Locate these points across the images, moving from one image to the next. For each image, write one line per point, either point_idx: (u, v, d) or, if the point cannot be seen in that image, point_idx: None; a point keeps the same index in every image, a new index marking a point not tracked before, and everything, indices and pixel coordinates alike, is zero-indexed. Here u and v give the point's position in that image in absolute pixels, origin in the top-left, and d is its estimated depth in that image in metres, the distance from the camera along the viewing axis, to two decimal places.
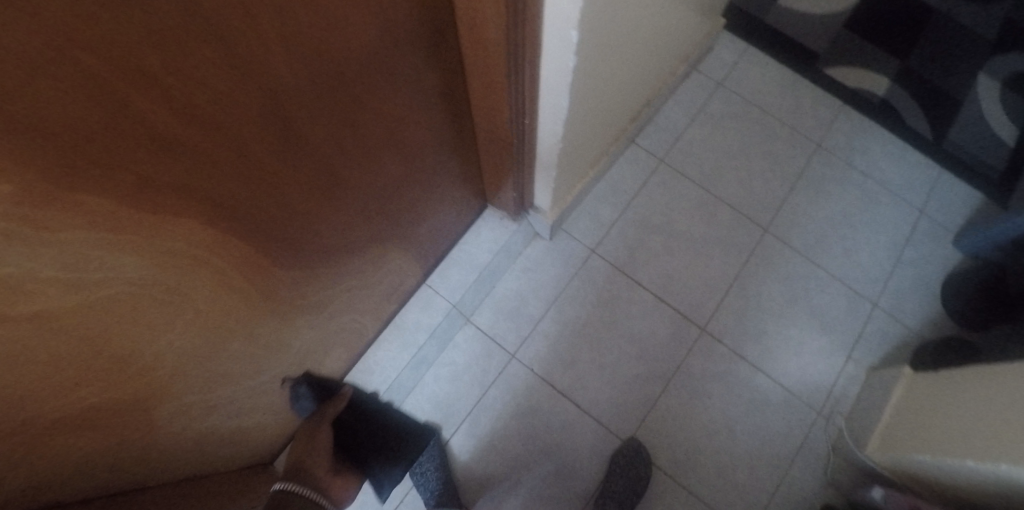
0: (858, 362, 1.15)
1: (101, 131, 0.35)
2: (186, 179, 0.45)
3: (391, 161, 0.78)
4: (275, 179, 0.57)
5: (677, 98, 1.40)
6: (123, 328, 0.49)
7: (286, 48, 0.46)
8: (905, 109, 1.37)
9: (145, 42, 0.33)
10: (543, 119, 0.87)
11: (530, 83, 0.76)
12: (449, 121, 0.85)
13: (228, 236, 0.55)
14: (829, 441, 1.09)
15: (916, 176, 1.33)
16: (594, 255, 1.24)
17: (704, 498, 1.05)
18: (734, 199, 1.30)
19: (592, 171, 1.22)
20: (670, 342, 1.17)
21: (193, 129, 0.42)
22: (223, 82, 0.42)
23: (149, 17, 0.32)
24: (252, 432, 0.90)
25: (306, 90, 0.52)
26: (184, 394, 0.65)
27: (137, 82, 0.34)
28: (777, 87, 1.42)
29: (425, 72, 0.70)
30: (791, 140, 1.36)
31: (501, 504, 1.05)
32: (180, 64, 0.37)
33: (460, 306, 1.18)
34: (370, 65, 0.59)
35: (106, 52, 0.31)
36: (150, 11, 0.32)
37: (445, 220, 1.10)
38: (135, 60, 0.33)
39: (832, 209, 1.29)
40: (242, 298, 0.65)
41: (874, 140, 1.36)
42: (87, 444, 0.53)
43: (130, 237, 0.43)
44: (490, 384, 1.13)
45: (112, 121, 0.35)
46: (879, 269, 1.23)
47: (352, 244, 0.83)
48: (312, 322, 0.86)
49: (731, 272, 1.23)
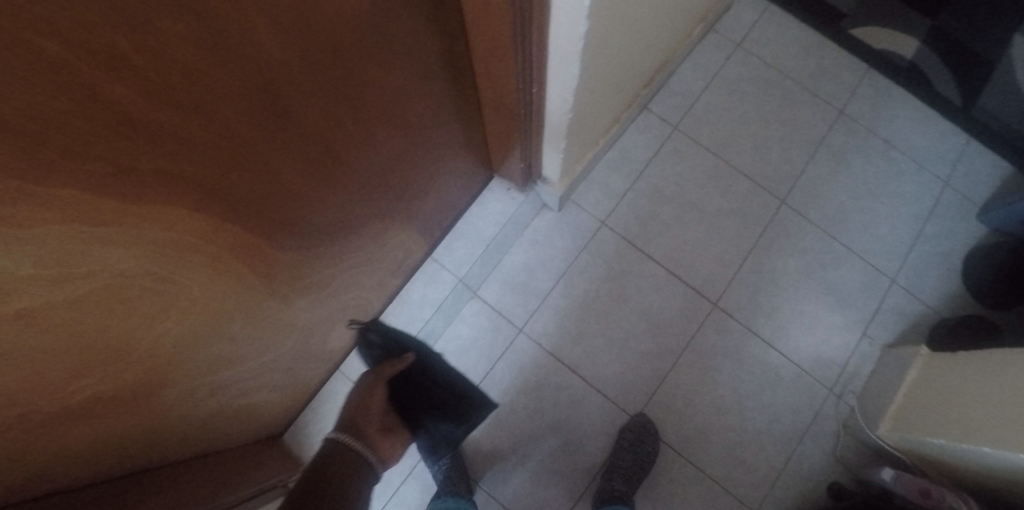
0: (872, 339, 1.13)
1: (69, 120, 0.32)
2: (169, 165, 0.42)
3: (391, 135, 0.74)
4: (268, 161, 0.54)
5: (693, 61, 1.32)
6: (117, 319, 0.48)
7: (269, 19, 0.42)
8: (934, 72, 1.28)
9: (105, 17, 0.29)
10: (552, 87, 0.82)
11: (538, 49, 0.71)
12: (451, 92, 0.81)
13: (221, 221, 0.52)
14: (839, 418, 1.09)
15: (942, 145, 1.26)
16: (603, 228, 1.20)
17: (711, 473, 1.06)
18: (751, 170, 1.25)
19: (603, 139, 1.17)
20: (680, 317, 1.15)
21: (171, 111, 0.39)
22: (201, 59, 0.38)
23: None
24: (259, 407, 0.90)
25: (294, 65, 0.49)
26: (187, 379, 0.64)
27: (101, 62, 0.31)
28: (800, 48, 1.34)
29: (424, 39, 0.65)
30: (812, 106, 1.29)
31: (509, 477, 1.06)
32: (149, 40, 0.33)
33: (467, 280, 1.16)
34: (364, 35, 0.55)
35: (60, 30, 0.28)
36: None
37: (450, 193, 1.07)
38: (95, 38, 0.30)
39: (853, 180, 1.24)
40: (240, 282, 0.63)
41: (901, 106, 1.29)
42: (87, 433, 0.53)
43: (114, 228, 0.41)
44: (497, 359, 1.12)
45: (80, 107, 0.32)
46: (899, 243, 1.19)
47: (353, 222, 0.80)
48: (316, 300, 0.85)
49: (745, 246, 1.19)
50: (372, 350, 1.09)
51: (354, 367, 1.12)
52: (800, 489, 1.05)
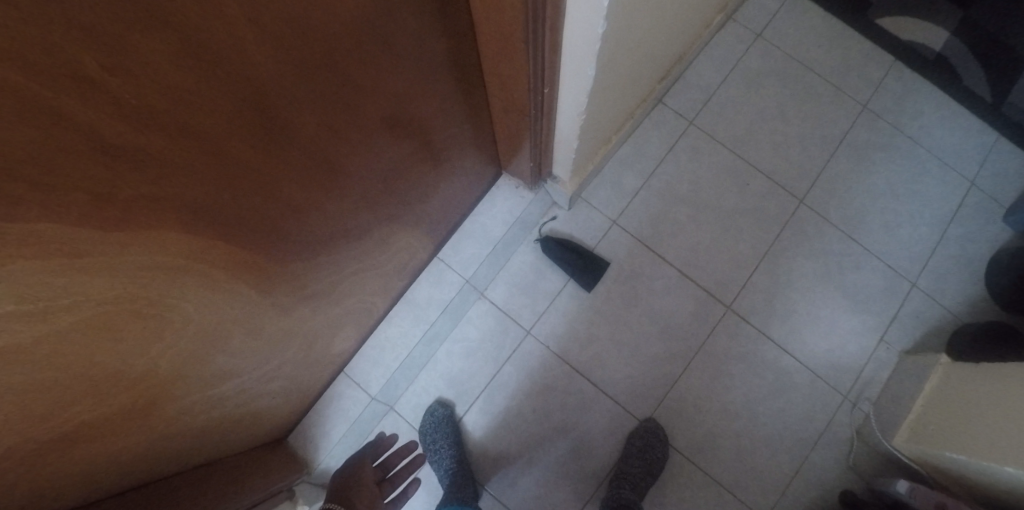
0: (890, 345, 1.10)
1: (48, 156, 0.30)
2: (155, 190, 0.39)
3: (395, 140, 0.71)
4: (263, 175, 0.51)
5: (711, 52, 1.27)
6: (107, 345, 0.46)
7: (256, 27, 0.39)
8: (963, 64, 1.22)
9: (77, 43, 0.27)
10: (564, 86, 0.78)
11: (551, 49, 0.67)
12: (458, 93, 0.77)
13: (213, 241, 0.50)
14: (854, 425, 1.07)
15: (970, 142, 1.21)
16: (615, 227, 1.17)
17: (721, 481, 1.05)
18: (769, 168, 1.20)
19: (616, 136, 1.13)
20: (693, 320, 1.12)
21: (156, 135, 0.36)
22: (182, 76, 0.35)
23: (76, 9, 0.26)
24: (263, 414, 0.89)
25: (287, 75, 0.46)
26: (187, 395, 0.62)
27: (79, 92, 0.29)
28: (823, 39, 1.28)
29: (430, 41, 0.61)
30: (834, 101, 1.24)
31: (515, 481, 1.05)
32: (123, 59, 0.30)
33: (473, 281, 1.14)
34: (362, 40, 0.51)
35: (33, 60, 0.25)
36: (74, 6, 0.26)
37: (456, 193, 1.04)
38: (72, 65, 0.28)
39: (875, 179, 1.20)
40: (237, 297, 0.61)
41: (927, 101, 1.24)
42: (81, 458, 0.51)
43: (97, 258, 0.38)
44: (504, 361, 1.10)
45: (58, 141, 0.30)
46: (920, 246, 1.16)
47: (356, 229, 0.77)
48: (320, 307, 0.83)
49: (760, 248, 1.16)
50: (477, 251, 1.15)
51: (360, 369, 1.10)
52: (812, 498, 1.03)
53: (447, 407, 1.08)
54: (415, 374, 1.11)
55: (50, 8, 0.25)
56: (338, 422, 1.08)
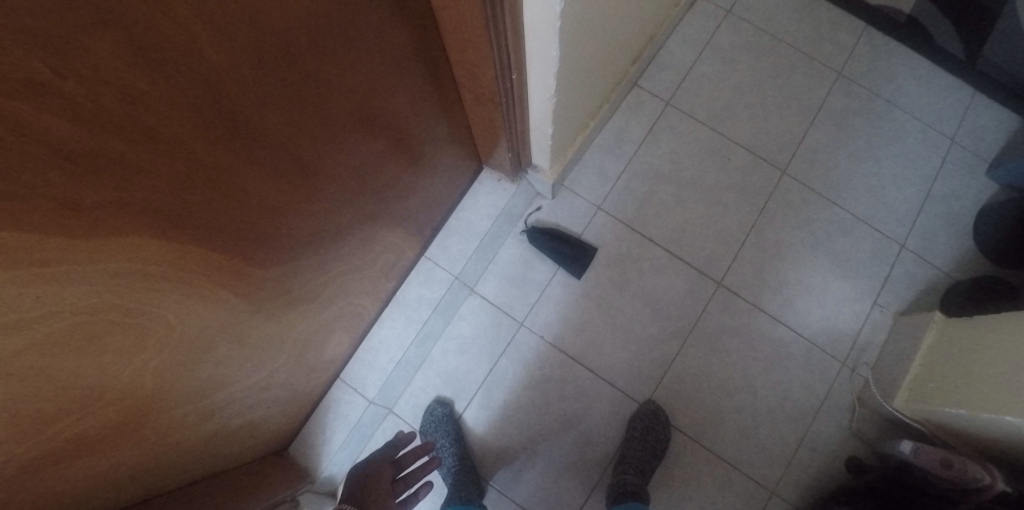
0: (884, 308, 1.10)
1: (12, 164, 0.30)
2: (122, 195, 0.39)
3: (367, 137, 0.71)
4: (235, 175, 0.51)
5: (683, 32, 1.28)
6: (89, 359, 0.46)
7: (210, 26, 0.39)
8: (934, 24, 1.23)
9: (36, 51, 0.28)
10: (532, 73, 0.78)
11: (513, 34, 0.67)
12: (428, 87, 0.77)
13: (188, 247, 0.50)
14: (855, 390, 1.06)
15: (948, 101, 1.22)
16: (599, 212, 1.17)
17: (726, 457, 1.04)
18: (749, 141, 1.21)
19: (594, 120, 1.13)
20: (685, 299, 1.12)
21: (119, 139, 0.36)
22: (139, 78, 0.35)
23: (32, 16, 0.26)
24: (259, 425, 0.89)
25: (247, 74, 0.45)
26: (177, 406, 0.62)
27: (38, 98, 0.29)
28: (794, 11, 1.28)
29: (392, 31, 0.61)
30: (809, 71, 1.25)
31: (519, 475, 1.05)
32: (73, 60, 0.30)
33: (462, 278, 1.14)
34: (322, 35, 0.51)
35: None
36: (31, 13, 0.26)
37: (438, 189, 1.04)
38: (32, 72, 0.28)
39: (855, 144, 1.20)
40: (218, 304, 0.60)
41: (901, 63, 1.24)
42: (71, 475, 0.51)
43: (69, 266, 0.38)
44: (501, 355, 1.10)
45: (21, 149, 0.30)
46: (906, 207, 1.16)
47: (338, 229, 0.77)
48: (307, 312, 0.83)
49: (747, 222, 1.16)
50: (466, 247, 1.15)
51: (355, 374, 1.10)
52: (818, 468, 1.03)
53: (447, 406, 1.08)
54: (412, 375, 1.10)
55: (9, 17, 0.25)
56: (337, 429, 1.08)
